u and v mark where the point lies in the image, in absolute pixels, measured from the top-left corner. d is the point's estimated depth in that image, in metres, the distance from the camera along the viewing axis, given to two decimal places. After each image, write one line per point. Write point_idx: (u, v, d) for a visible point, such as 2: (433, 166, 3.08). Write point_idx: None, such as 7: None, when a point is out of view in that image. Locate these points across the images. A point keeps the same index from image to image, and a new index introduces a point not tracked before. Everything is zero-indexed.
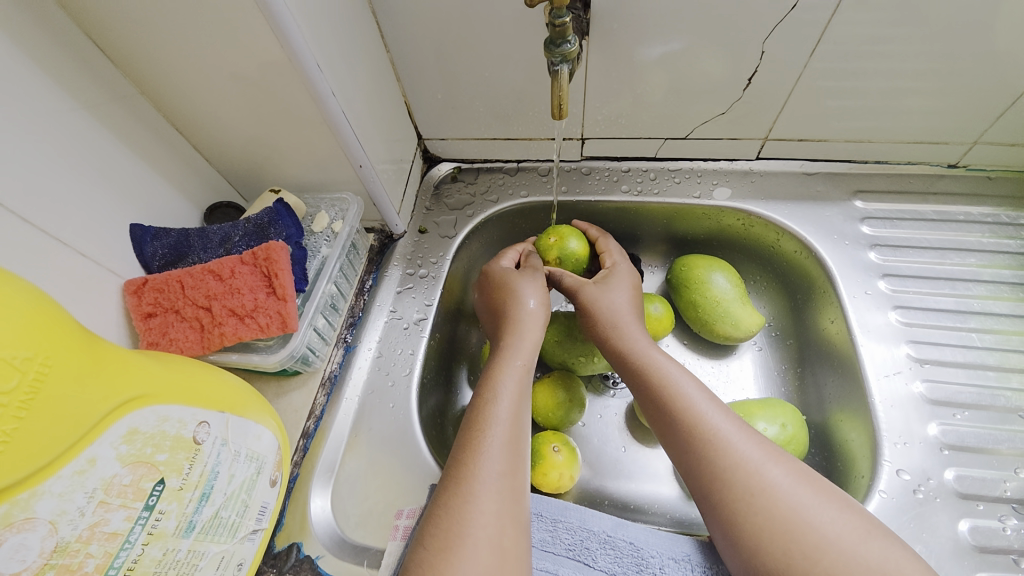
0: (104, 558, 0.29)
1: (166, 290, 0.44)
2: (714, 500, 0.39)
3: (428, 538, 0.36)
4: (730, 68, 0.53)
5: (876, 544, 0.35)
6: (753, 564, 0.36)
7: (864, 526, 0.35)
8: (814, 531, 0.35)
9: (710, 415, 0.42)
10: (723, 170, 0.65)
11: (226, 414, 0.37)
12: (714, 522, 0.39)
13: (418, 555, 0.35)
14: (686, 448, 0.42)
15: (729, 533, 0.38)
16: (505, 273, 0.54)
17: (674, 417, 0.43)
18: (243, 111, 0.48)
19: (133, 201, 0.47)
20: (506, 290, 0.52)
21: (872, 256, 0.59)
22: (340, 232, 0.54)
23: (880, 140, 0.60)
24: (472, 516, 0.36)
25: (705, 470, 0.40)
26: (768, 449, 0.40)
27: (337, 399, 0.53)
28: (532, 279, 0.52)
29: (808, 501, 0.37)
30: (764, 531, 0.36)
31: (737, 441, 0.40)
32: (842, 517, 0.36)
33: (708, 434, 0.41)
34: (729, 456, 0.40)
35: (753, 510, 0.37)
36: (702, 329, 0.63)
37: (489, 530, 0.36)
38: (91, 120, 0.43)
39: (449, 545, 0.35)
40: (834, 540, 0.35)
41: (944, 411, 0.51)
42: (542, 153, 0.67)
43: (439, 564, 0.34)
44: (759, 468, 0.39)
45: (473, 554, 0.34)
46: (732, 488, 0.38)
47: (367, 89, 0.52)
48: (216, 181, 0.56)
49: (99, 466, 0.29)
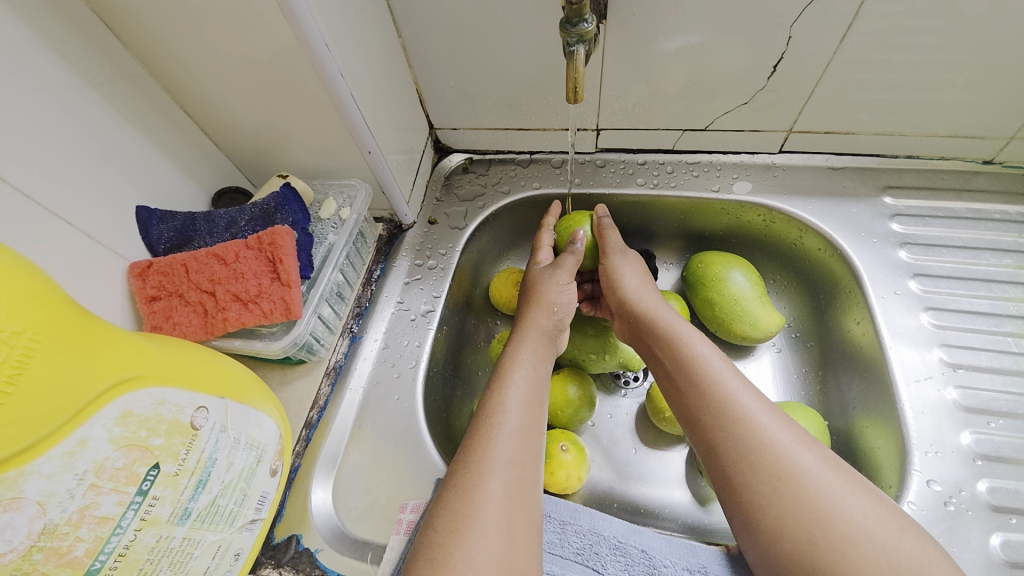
0: (94, 543, 0.28)
1: (170, 273, 0.43)
2: (734, 486, 0.37)
3: (441, 517, 0.34)
4: (756, 55, 0.51)
5: (907, 540, 0.33)
6: (772, 552, 0.35)
7: (895, 519, 0.34)
8: (843, 522, 0.33)
9: (739, 397, 0.40)
10: (744, 163, 0.63)
11: (225, 400, 0.36)
12: (733, 509, 0.37)
13: (429, 536, 0.34)
14: (702, 430, 0.40)
15: (748, 521, 0.36)
16: (535, 273, 0.53)
17: (701, 397, 0.41)
18: (251, 94, 0.47)
19: (140, 183, 0.46)
20: (530, 294, 0.51)
21: (902, 255, 0.56)
22: (347, 219, 0.53)
23: (912, 134, 0.57)
24: (484, 500, 0.35)
25: (724, 453, 0.38)
26: (795, 432, 0.38)
27: (341, 390, 0.52)
28: (559, 283, 0.50)
29: (840, 490, 0.35)
30: (785, 520, 0.35)
31: (765, 423, 0.38)
32: (871, 509, 0.34)
33: (728, 414, 0.39)
34: (756, 439, 0.37)
35: (780, 495, 0.35)
36: (718, 328, 0.60)
37: (502, 515, 0.34)
38: (99, 99, 0.42)
39: (459, 526, 0.33)
40: (862, 533, 0.33)
41: (978, 420, 0.48)
42: (556, 144, 0.65)
43: (451, 546, 0.33)
44: (787, 453, 0.37)
45: (485, 537, 0.33)
46: (757, 471, 0.36)
47: (378, 76, 0.51)
48: (225, 166, 0.55)
49: (91, 447, 0.28)
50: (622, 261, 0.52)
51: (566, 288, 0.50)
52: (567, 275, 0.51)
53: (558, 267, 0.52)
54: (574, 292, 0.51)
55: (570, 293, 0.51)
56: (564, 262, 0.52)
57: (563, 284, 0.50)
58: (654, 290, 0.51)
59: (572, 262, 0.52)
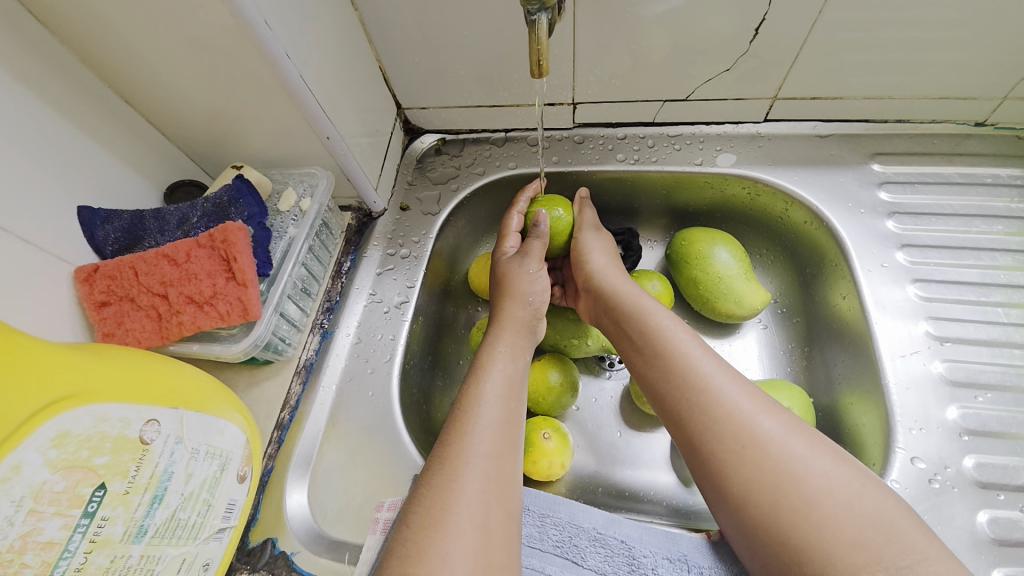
0: (42, 568, 0.27)
1: (118, 276, 0.41)
2: (701, 458, 0.36)
3: (413, 515, 0.33)
4: (737, 17, 0.48)
5: (869, 498, 0.32)
6: (740, 519, 0.34)
7: (857, 477, 0.33)
8: (805, 484, 0.33)
9: (700, 365, 0.39)
10: (727, 134, 0.60)
11: (180, 410, 0.35)
12: (703, 481, 0.36)
13: (401, 535, 0.32)
14: (668, 404, 0.39)
15: (717, 491, 0.35)
16: (501, 264, 0.51)
17: (663, 369, 0.40)
18: (193, 80, 0.43)
19: (81, 182, 0.43)
20: (502, 285, 0.49)
21: (890, 225, 0.54)
22: (308, 210, 0.50)
23: (902, 97, 0.54)
24: (459, 495, 0.33)
25: (688, 425, 0.37)
26: (756, 399, 0.37)
27: (313, 388, 0.50)
28: (528, 273, 0.49)
29: (803, 451, 0.34)
30: (749, 486, 0.34)
31: (727, 390, 0.37)
32: (835, 468, 0.33)
33: (690, 387, 0.38)
34: (718, 407, 0.36)
35: (743, 462, 0.34)
36: (703, 307, 0.59)
37: (480, 509, 0.33)
38: (25, 92, 0.39)
39: (434, 522, 0.32)
40: (825, 493, 0.32)
41: (965, 394, 0.47)
42: (531, 120, 0.62)
43: (426, 542, 0.31)
44: (749, 419, 0.35)
45: (461, 532, 0.32)
46: (719, 439, 0.35)
47: (332, 54, 0.48)
48: (177, 158, 0.52)
49: (26, 472, 0.26)
50: (591, 237, 0.52)
51: (536, 277, 0.49)
52: (535, 261, 0.50)
53: (525, 255, 0.50)
54: (545, 280, 0.50)
55: (541, 281, 0.49)
56: (531, 249, 0.51)
57: (533, 272, 0.49)
58: (621, 264, 0.51)
59: (540, 248, 0.51)
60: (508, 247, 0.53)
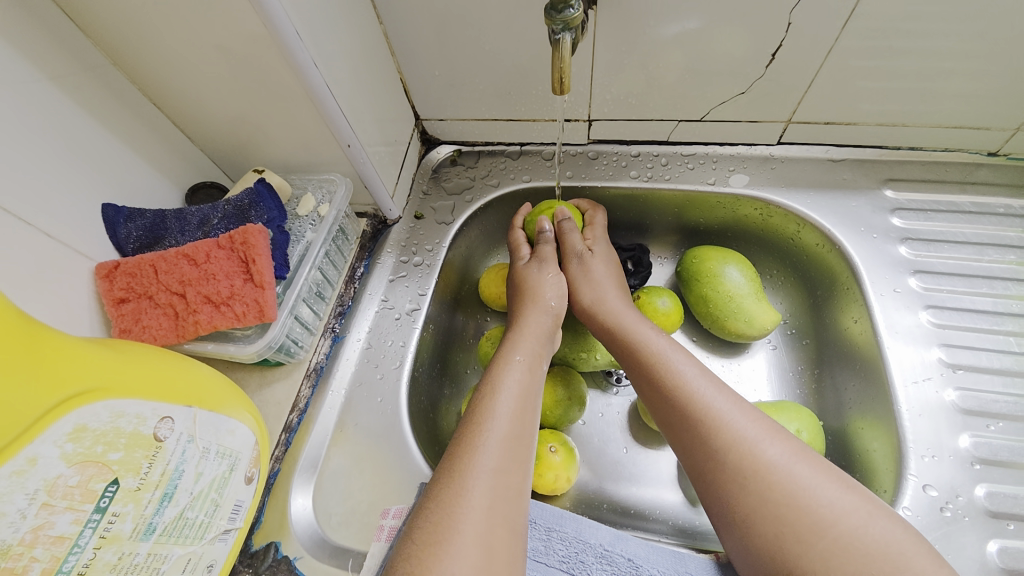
0: (51, 562, 0.27)
1: (139, 274, 0.42)
2: (706, 483, 0.36)
3: (419, 530, 0.33)
4: (754, 41, 0.48)
5: (877, 527, 0.31)
6: (745, 546, 0.34)
7: (865, 506, 0.32)
8: (811, 513, 0.32)
9: (704, 390, 0.38)
10: (741, 155, 0.61)
11: (194, 408, 0.35)
12: (710, 507, 0.36)
13: (402, 551, 0.32)
14: (674, 428, 0.39)
15: (723, 518, 0.35)
16: (519, 271, 0.52)
17: (668, 393, 0.40)
18: (221, 85, 0.44)
19: (106, 180, 0.44)
20: (522, 290, 0.50)
21: (902, 250, 0.55)
22: (326, 215, 0.51)
23: (916, 124, 0.54)
24: (460, 510, 0.33)
25: (695, 450, 0.37)
26: (762, 424, 0.36)
27: (322, 392, 0.50)
28: (550, 279, 0.50)
29: (809, 479, 0.33)
30: (754, 513, 0.33)
31: (731, 416, 0.37)
32: (842, 496, 0.33)
33: (695, 412, 0.38)
34: (723, 433, 0.36)
35: (748, 490, 0.34)
36: (712, 325, 0.59)
37: (486, 526, 0.33)
38: (58, 91, 0.40)
39: (438, 539, 0.32)
40: (832, 522, 0.31)
41: (977, 422, 0.46)
42: (546, 135, 0.63)
43: (428, 561, 0.31)
44: (754, 445, 0.35)
45: (464, 550, 0.31)
46: (723, 467, 0.35)
47: (356, 64, 0.49)
48: (200, 161, 0.53)
49: (41, 465, 0.27)
50: (579, 268, 0.51)
51: (554, 283, 0.50)
52: (551, 268, 0.51)
53: (542, 261, 0.51)
54: (563, 284, 0.51)
55: (560, 287, 0.50)
56: (546, 254, 0.52)
57: (551, 278, 0.50)
58: (620, 288, 0.51)
59: (552, 253, 0.52)
60: (523, 250, 0.54)
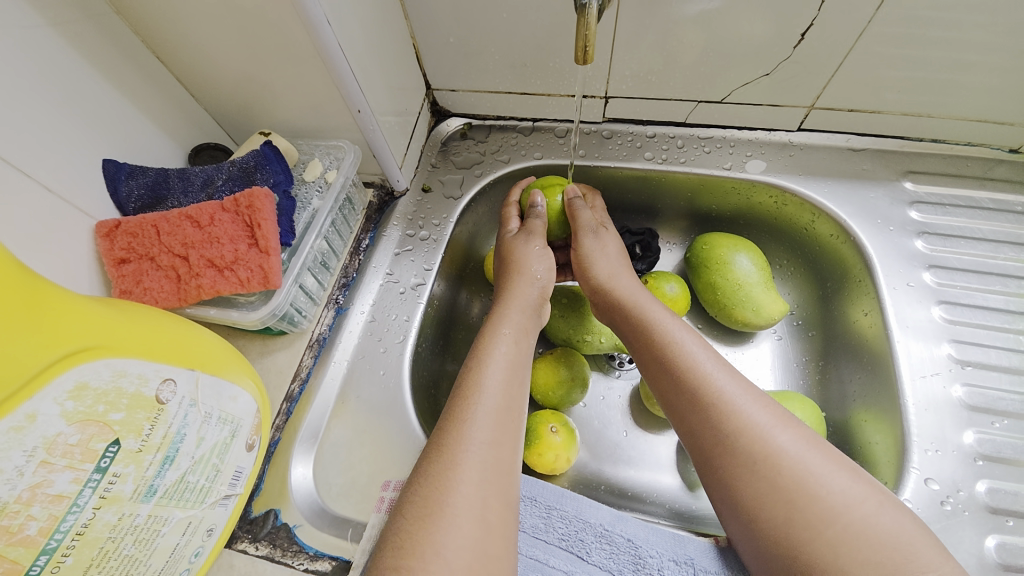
0: (49, 521, 0.27)
1: (140, 234, 0.40)
2: (712, 465, 0.36)
3: (412, 503, 0.32)
4: (785, 20, 0.46)
5: (885, 517, 0.31)
6: (752, 531, 0.34)
7: (875, 496, 0.32)
8: (820, 500, 0.32)
9: (715, 374, 0.38)
10: (759, 140, 0.59)
11: (196, 372, 0.34)
12: (715, 492, 0.36)
13: (400, 524, 0.32)
14: (679, 410, 0.39)
15: (730, 503, 0.35)
16: (507, 243, 0.51)
17: (677, 377, 0.39)
18: (228, 40, 0.43)
19: (107, 135, 0.43)
20: (507, 262, 0.49)
21: (918, 245, 0.54)
22: (333, 182, 0.50)
23: (942, 116, 0.53)
24: (460, 484, 0.32)
25: (701, 433, 0.37)
26: (774, 411, 0.36)
27: (324, 362, 0.50)
28: (536, 249, 0.49)
29: (819, 467, 0.33)
30: (761, 498, 0.33)
31: (743, 401, 0.36)
32: (851, 485, 0.33)
33: (704, 395, 0.37)
34: (733, 418, 0.36)
35: (757, 475, 0.34)
36: (718, 313, 0.58)
37: (477, 501, 0.32)
38: (58, 38, 0.38)
39: (431, 513, 0.31)
40: (841, 510, 0.31)
41: (982, 419, 0.46)
42: (561, 111, 0.61)
43: (421, 534, 0.30)
44: (765, 432, 0.35)
45: (457, 524, 0.31)
46: (733, 453, 0.35)
47: (368, 25, 0.46)
48: (204, 121, 0.52)
49: (41, 422, 0.26)
50: (594, 243, 0.49)
51: (541, 254, 0.49)
52: (539, 239, 0.50)
53: (530, 234, 0.50)
54: (550, 258, 0.49)
55: (547, 261, 0.49)
56: (533, 228, 0.50)
57: (538, 249, 0.49)
58: (629, 270, 0.49)
59: (541, 227, 0.50)
60: (512, 223, 0.53)
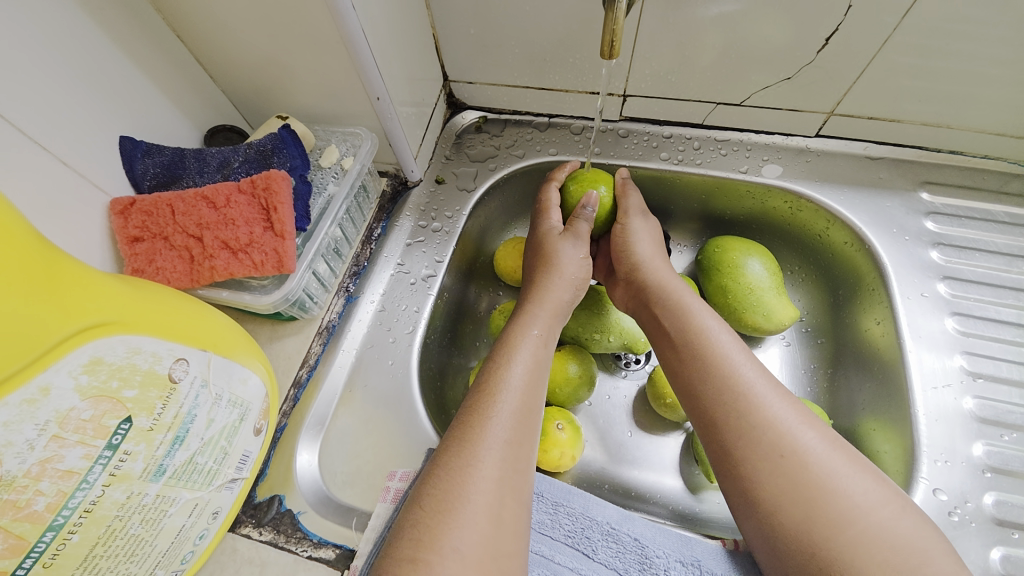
0: (57, 497, 0.26)
1: (155, 213, 0.40)
2: (731, 461, 0.36)
3: (427, 494, 0.32)
4: (810, 25, 0.46)
5: (906, 521, 0.31)
6: (768, 530, 0.33)
7: (896, 500, 0.32)
8: (841, 501, 0.32)
9: (741, 372, 0.38)
10: (777, 145, 0.59)
11: (209, 353, 0.34)
12: (731, 491, 0.36)
13: (414, 515, 0.31)
14: (701, 406, 0.38)
15: (745, 502, 0.35)
16: (549, 240, 0.50)
17: (700, 373, 0.39)
18: (249, 21, 0.42)
19: (125, 111, 0.42)
20: (546, 261, 0.48)
21: (933, 255, 0.54)
22: (350, 169, 0.49)
23: (962, 127, 0.52)
24: (475, 477, 0.32)
25: (722, 431, 0.36)
26: (798, 412, 0.36)
27: (333, 350, 0.50)
28: (578, 256, 0.48)
29: (841, 468, 0.33)
30: (781, 496, 0.33)
31: (768, 400, 0.36)
32: (874, 488, 0.33)
33: (729, 393, 0.37)
34: (757, 415, 0.36)
35: (779, 473, 0.33)
36: (729, 317, 0.58)
37: (495, 495, 0.32)
38: (79, 11, 0.38)
39: (447, 506, 0.31)
40: (862, 513, 0.31)
41: (991, 431, 0.46)
42: (578, 108, 0.61)
43: (438, 527, 0.30)
44: (789, 432, 0.35)
45: (473, 517, 0.31)
46: (755, 448, 0.35)
47: (390, 12, 0.46)
48: (221, 102, 0.51)
49: (54, 396, 0.26)
50: (640, 224, 0.51)
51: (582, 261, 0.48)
52: (583, 245, 0.49)
53: (576, 237, 0.49)
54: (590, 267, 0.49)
55: (586, 268, 0.49)
56: (580, 232, 0.49)
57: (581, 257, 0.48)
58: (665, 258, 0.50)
59: (586, 230, 0.50)
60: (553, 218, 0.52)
